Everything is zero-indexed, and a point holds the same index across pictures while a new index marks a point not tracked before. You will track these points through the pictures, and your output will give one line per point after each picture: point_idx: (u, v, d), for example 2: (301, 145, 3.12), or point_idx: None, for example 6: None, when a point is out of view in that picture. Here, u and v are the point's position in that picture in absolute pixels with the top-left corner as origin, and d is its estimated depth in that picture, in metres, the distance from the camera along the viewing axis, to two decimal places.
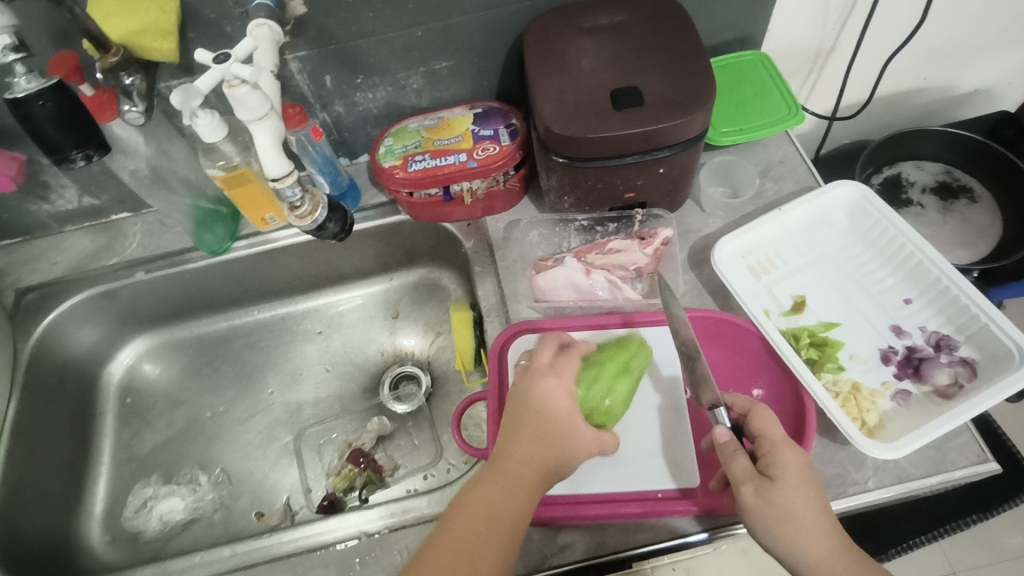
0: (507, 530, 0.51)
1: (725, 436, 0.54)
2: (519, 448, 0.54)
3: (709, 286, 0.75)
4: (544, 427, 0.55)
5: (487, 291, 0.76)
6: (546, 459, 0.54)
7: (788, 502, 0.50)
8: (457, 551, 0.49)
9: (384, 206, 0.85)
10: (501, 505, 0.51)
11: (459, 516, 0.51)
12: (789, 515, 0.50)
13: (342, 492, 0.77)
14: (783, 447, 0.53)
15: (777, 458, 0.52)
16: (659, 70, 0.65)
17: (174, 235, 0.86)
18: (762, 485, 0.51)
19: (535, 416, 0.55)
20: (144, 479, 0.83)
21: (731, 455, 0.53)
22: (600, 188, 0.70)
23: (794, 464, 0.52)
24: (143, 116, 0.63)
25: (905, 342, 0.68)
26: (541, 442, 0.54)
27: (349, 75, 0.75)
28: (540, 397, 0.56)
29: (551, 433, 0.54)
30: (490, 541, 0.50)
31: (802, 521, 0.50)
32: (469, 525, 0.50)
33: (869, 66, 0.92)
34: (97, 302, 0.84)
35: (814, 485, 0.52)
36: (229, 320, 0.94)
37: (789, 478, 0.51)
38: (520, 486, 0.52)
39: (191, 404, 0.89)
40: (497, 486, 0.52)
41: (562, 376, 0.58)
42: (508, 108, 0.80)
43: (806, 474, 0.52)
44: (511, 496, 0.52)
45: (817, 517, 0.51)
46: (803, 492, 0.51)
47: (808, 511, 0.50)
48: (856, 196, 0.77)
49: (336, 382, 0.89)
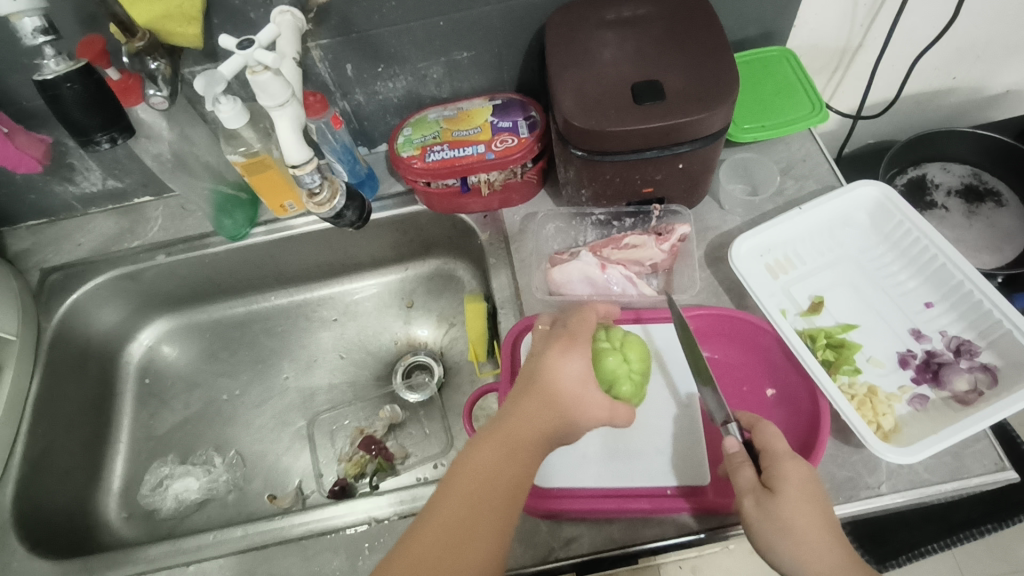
0: (507, 494, 0.49)
1: (734, 447, 0.55)
2: (527, 410, 0.53)
3: (726, 283, 0.74)
4: (552, 391, 0.54)
5: (502, 284, 0.77)
6: (552, 424, 0.53)
7: (786, 515, 0.50)
8: (457, 512, 0.48)
9: (402, 195, 0.85)
10: (504, 469, 0.50)
11: (460, 478, 0.50)
12: (784, 527, 0.50)
13: (354, 479, 0.79)
14: (785, 459, 0.53)
15: (780, 470, 0.52)
16: (682, 64, 0.64)
17: (194, 220, 0.87)
18: (763, 497, 0.52)
19: (546, 381, 0.54)
20: (160, 459, 0.85)
21: (738, 466, 0.54)
22: (619, 182, 0.70)
23: (795, 476, 0.52)
24: (168, 101, 0.64)
25: (924, 346, 0.67)
26: (549, 406, 0.53)
27: (370, 64, 0.75)
28: (552, 360, 0.55)
29: (560, 398, 0.53)
30: (491, 504, 0.49)
31: (804, 536, 0.50)
32: (471, 487, 0.49)
33: (897, 65, 0.91)
34: (120, 283, 0.86)
35: (819, 501, 0.51)
36: (246, 305, 0.96)
37: (789, 490, 0.51)
38: (522, 450, 0.51)
39: (208, 386, 0.90)
40: (500, 449, 0.51)
41: (569, 339, 0.57)
42: (528, 100, 0.80)
43: (810, 487, 0.52)
44: (514, 460, 0.51)
45: (820, 531, 0.50)
46: (805, 505, 0.50)
47: (807, 524, 0.50)
48: (879, 197, 0.75)
49: (350, 368, 0.90)
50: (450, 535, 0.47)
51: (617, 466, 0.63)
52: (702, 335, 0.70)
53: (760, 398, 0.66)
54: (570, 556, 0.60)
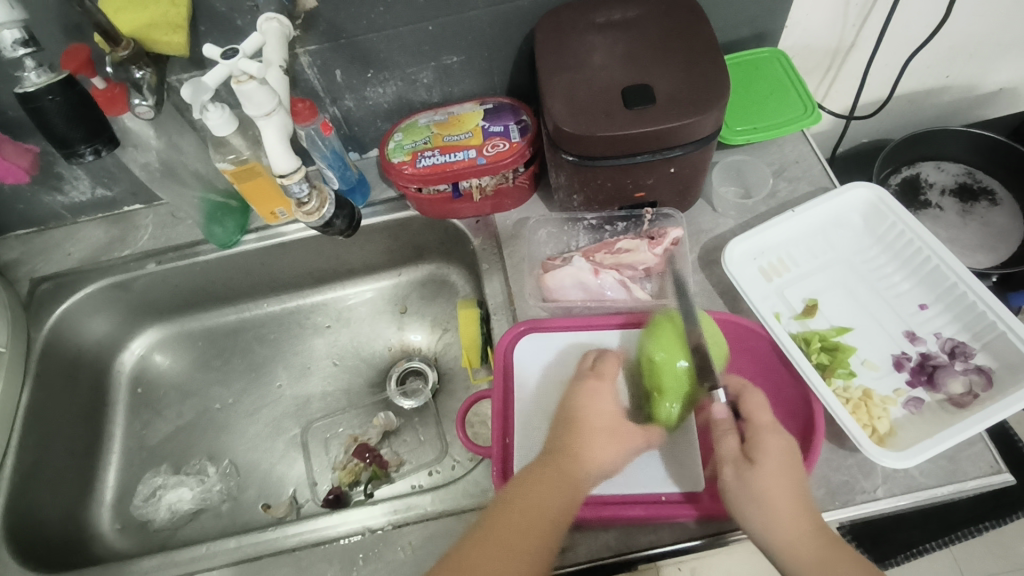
0: (551, 521, 0.52)
1: (721, 414, 0.57)
2: (574, 443, 0.56)
3: (720, 287, 0.73)
4: (596, 426, 0.57)
5: (495, 289, 0.76)
6: (598, 459, 0.56)
7: (762, 484, 0.52)
8: (503, 536, 0.51)
9: (393, 201, 0.85)
10: (549, 497, 0.53)
11: (508, 505, 0.53)
12: (762, 497, 0.52)
13: (348, 486, 0.78)
14: (766, 431, 0.55)
15: (760, 441, 0.55)
16: (673, 68, 0.64)
17: (185, 227, 0.86)
18: (742, 466, 0.54)
19: (588, 416, 0.58)
20: (152, 469, 0.84)
21: (723, 433, 0.56)
22: (610, 187, 0.69)
23: (775, 449, 0.54)
24: (154, 110, 0.63)
25: (919, 348, 0.67)
26: (595, 440, 0.56)
27: (359, 69, 0.75)
28: (591, 398, 0.59)
29: (603, 430, 0.57)
30: (536, 530, 0.51)
31: (776, 507, 0.52)
32: (518, 513, 0.52)
33: (890, 64, 0.90)
34: (110, 292, 0.85)
35: (794, 476, 0.53)
36: (239, 312, 0.95)
37: (768, 461, 0.53)
38: (568, 481, 0.54)
39: (201, 395, 0.89)
40: (546, 479, 0.54)
41: (602, 379, 0.61)
42: (519, 104, 0.79)
43: (786, 462, 0.54)
44: (558, 491, 0.53)
45: (794, 505, 0.52)
46: (781, 477, 0.53)
47: (781, 495, 0.52)
48: (872, 198, 0.75)
49: (344, 375, 0.90)
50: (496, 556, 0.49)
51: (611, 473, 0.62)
52: None
53: None
54: (566, 564, 0.60)
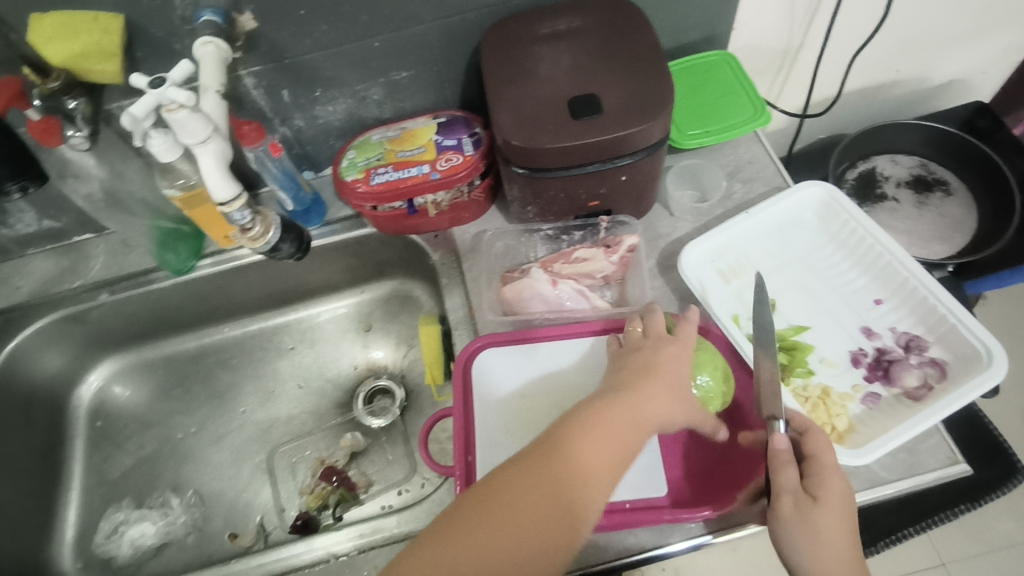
0: (602, 471, 0.50)
1: (783, 445, 0.53)
2: (647, 395, 0.54)
3: (679, 292, 0.73)
4: (669, 384, 0.56)
5: (455, 304, 0.75)
6: (664, 414, 0.54)
7: (821, 525, 0.51)
8: (545, 477, 0.49)
9: (350, 219, 0.84)
10: (607, 446, 0.51)
11: (560, 444, 0.51)
12: (821, 533, 0.51)
13: (316, 511, 0.77)
14: (833, 474, 0.52)
15: (824, 481, 0.52)
16: (618, 77, 0.64)
17: (137, 255, 0.84)
18: (802, 502, 0.52)
19: (667, 374, 0.56)
20: (115, 504, 0.82)
21: (781, 465, 0.53)
22: (564, 198, 0.69)
23: (839, 493, 0.52)
24: (88, 140, 0.64)
25: (875, 343, 0.68)
26: (662, 400, 0.54)
27: (306, 88, 0.74)
28: (671, 359, 0.58)
29: (672, 392, 0.55)
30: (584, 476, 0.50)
31: (830, 544, 0.51)
32: (568, 461, 0.50)
33: (838, 62, 0.92)
34: (63, 325, 0.83)
35: (850, 518, 0.52)
36: (200, 339, 0.93)
37: (833, 502, 0.52)
38: (631, 432, 0.52)
39: (164, 425, 0.87)
40: (608, 428, 0.52)
41: (683, 346, 0.59)
42: (472, 116, 0.79)
43: (847, 502, 0.52)
44: (619, 440, 0.52)
45: (845, 539, 0.52)
46: (840, 521, 0.51)
47: (837, 535, 0.51)
48: (825, 196, 0.76)
49: (309, 398, 0.88)
50: (535, 489, 0.48)
51: None
52: None
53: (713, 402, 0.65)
54: None
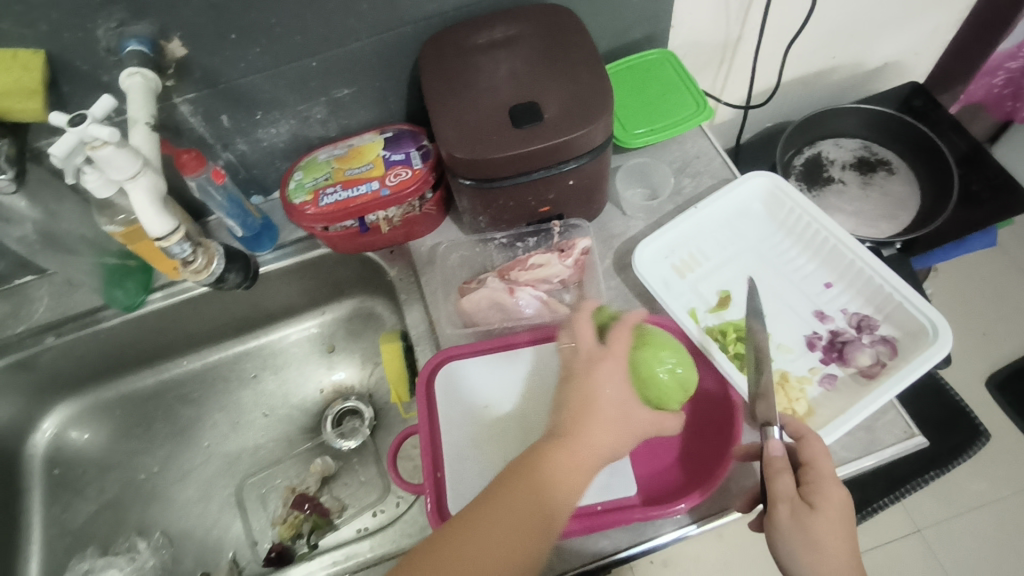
0: (560, 503, 0.51)
1: (778, 451, 0.53)
2: (589, 428, 0.53)
3: (636, 289, 0.74)
4: (608, 411, 0.54)
5: (415, 319, 0.75)
6: (610, 442, 0.53)
7: (819, 533, 0.50)
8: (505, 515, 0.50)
9: (303, 240, 0.82)
10: (564, 479, 0.51)
11: (518, 481, 0.51)
12: (821, 543, 0.50)
13: (290, 541, 0.75)
14: (829, 481, 0.52)
15: (822, 488, 0.52)
16: (556, 83, 0.64)
17: (82, 294, 0.81)
18: (801, 509, 0.51)
19: (604, 400, 0.54)
20: (78, 554, 0.79)
21: (777, 472, 0.52)
22: (514, 206, 0.69)
23: (837, 500, 0.51)
24: (14, 181, 0.61)
25: (828, 326, 0.69)
26: (609, 426, 0.53)
27: (246, 112, 0.72)
28: (604, 379, 0.55)
29: (613, 418, 0.54)
30: (541, 512, 0.50)
31: (828, 555, 0.50)
32: (525, 497, 0.50)
33: (777, 52, 0.94)
34: (8, 374, 0.79)
35: (848, 526, 0.51)
36: (158, 375, 0.90)
37: (831, 510, 0.51)
38: (582, 466, 0.52)
39: (125, 467, 0.85)
40: (563, 462, 0.52)
41: (615, 360, 0.56)
42: (418, 129, 0.78)
43: (845, 511, 0.51)
44: (575, 474, 0.52)
45: (843, 547, 0.51)
46: (839, 529, 0.50)
47: (835, 546, 0.50)
48: (769, 185, 0.77)
49: (275, 426, 0.87)
50: (496, 528, 0.49)
51: None
52: None
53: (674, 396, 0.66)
54: None
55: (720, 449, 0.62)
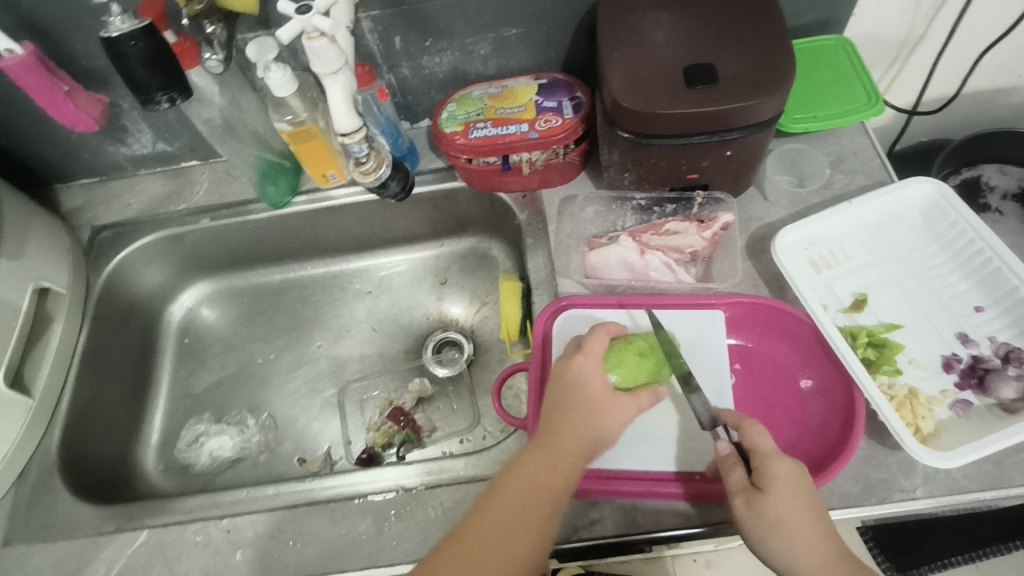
0: (551, 498, 0.52)
1: (727, 449, 0.56)
2: (563, 422, 0.55)
3: (766, 275, 0.72)
4: (586, 402, 0.56)
5: (538, 264, 0.76)
6: (589, 432, 0.55)
7: (776, 514, 0.51)
8: (502, 522, 0.50)
9: (441, 171, 0.85)
10: (548, 479, 0.52)
11: (506, 490, 0.52)
12: (784, 522, 0.50)
13: (381, 447, 0.80)
14: (774, 458, 0.53)
15: (768, 470, 0.52)
16: (735, 49, 0.63)
17: (238, 185, 0.89)
18: (753, 497, 0.52)
19: (574, 396, 0.56)
20: (196, 416, 0.87)
21: (728, 467, 0.55)
22: (664, 167, 0.69)
23: (784, 476, 0.52)
24: (223, 65, 0.65)
25: (971, 350, 0.65)
26: (582, 419, 0.55)
27: (418, 37, 0.75)
28: (576, 379, 0.58)
29: (587, 407, 0.56)
30: (537, 513, 0.51)
31: (791, 531, 0.50)
32: (518, 501, 0.51)
33: (959, 60, 0.87)
34: (165, 244, 0.88)
35: (808, 500, 0.52)
36: (284, 273, 0.97)
37: (784, 486, 0.51)
38: (564, 460, 0.53)
39: (243, 350, 0.92)
40: (545, 461, 0.53)
41: (588, 359, 0.59)
42: (574, 80, 0.79)
43: (800, 485, 0.52)
44: (557, 470, 0.53)
45: (810, 521, 0.51)
46: (794, 504, 0.51)
47: (798, 523, 0.51)
48: (933, 195, 0.73)
49: (381, 340, 0.91)
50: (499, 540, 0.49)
51: (645, 450, 0.62)
52: (734, 322, 0.69)
53: (795, 389, 0.65)
54: (596, 538, 0.60)
55: (832, 448, 0.61)
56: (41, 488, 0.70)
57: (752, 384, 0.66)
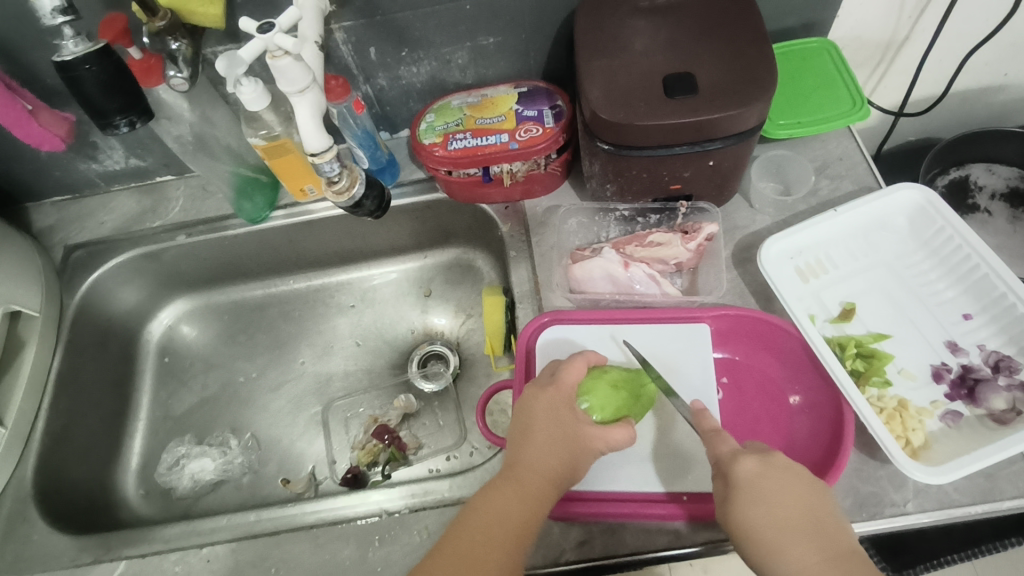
0: (515, 531, 0.51)
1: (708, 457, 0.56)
2: (530, 455, 0.54)
3: (753, 286, 0.71)
4: (555, 433, 0.55)
5: (521, 277, 0.75)
6: (556, 465, 0.54)
7: (740, 521, 0.50)
8: (464, 555, 0.50)
9: (422, 182, 0.84)
10: (512, 512, 0.52)
11: (470, 522, 0.52)
12: (757, 530, 0.49)
13: (366, 466, 0.79)
14: (734, 462, 0.52)
15: (729, 476, 0.52)
16: (717, 57, 0.62)
17: (214, 201, 0.87)
18: (722, 505, 0.52)
19: (545, 427, 0.55)
20: (177, 438, 0.85)
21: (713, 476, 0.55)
22: (646, 178, 0.67)
23: (743, 479, 0.51)
24: (188, 82, 0.63)
25: (960, 359, 0.64)
26: (553, 451, 0.54)
27: (394, 47, 0.74)
28: (549, 408, 0.56)
29: (556, 440, 0.55)
30: (499, 545, 0.50)
31: (760, 535, 0.49)
32: (482, 533, 0.51)
33: (945, 60, 0.86)
34: (140, 262, 0.86)
35: (777, 499, 0.50)
36: (265, 288, 0.95)
37: (747, 491, 0.51)
38: (529, 492, 0.52)
39: (225, 368, 0.91)
40: (511, 492, 0.52)
41: (560, 389, 0.58)
42: (554, 88, 0.77)
43: (764, 484, 0.51)
44: (522, 502, 0.52)
45: (790, 527, 0.49)
46: (756, 506, 0.50)
47: (766, 524, 0.49)
48: (920, 201, 0.72)
49: (366, 356, 0.90)
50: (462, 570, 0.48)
51: (632, 470, 0.61)
52: (721, 335, 0.68)
53: (784, 404, 0.64)
54: (584, 559, 0.59)
55: (821, 464, 0.60)
56: (16, 519, 0.68)
57: (740, 399, 0.65)
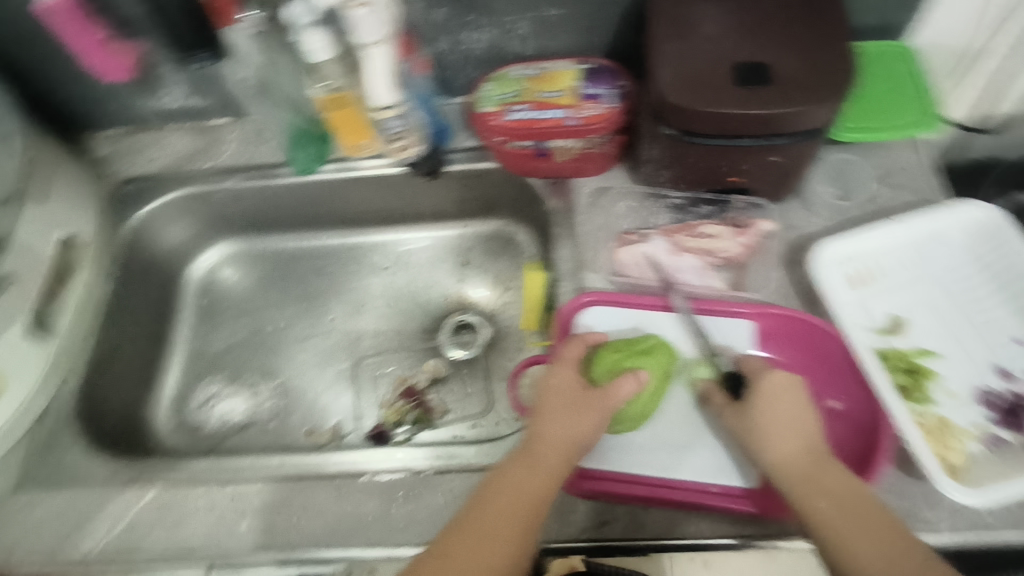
0: (531, 504, 0.52)
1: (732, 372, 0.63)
2: (543, 429, 0.56)
3: (800, 288, 0.70)
4: (565, 403, 0.57)
5: (565, 255, 0.74)
6: (567, 436, 0.55)
7: (755, 420, 0.56)
8: (483, 530, 0.51)
9: (474, 150, 0.83)
10: (526, 486, 0.53)
11: (489, 495, 0.53)
12: (763, 426, 0.56)
13: (392, 425, 0.81)
14: (764, 372, 0.59)
15: (758, 381, 0.58)
16: (791, 50, 0.60)
17: (267, 148, 0.87)
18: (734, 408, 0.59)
19: (553, 400, 0.57)
20: (210, 377, 0.87)
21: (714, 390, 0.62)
22: (704, 167, 0.66)
23: (770, 390, 0.57)
24: (261, 23, 0.68)
25: (1008, 385, 0.63)
26: (564, 419, 0.56)
27: (460, 11, 0.73)
28: (556, 384, 0.58)
29: (566, 409, 0.57)
30: (519, 514, 0.51)
31: (771, 430, 0.55)
32: (498, 505, 0.52)
33: None
34: (188, 202, 0.87)
35: (793, 406, 0.56)
36: (305, 241, 0.96)
37: (767, 397, 0.57)
38: (543, 466, 0.54)
39: (259, 314, 0.92)
40: (527, 464, 0.54)
41: (563, 364, 0.60)
42: (618, 67, 0.76)
43: (789, 393, 0.57)
44: (536, 476, 0.53)
45: (786, 429, 0.55)
46: (776, 410, 0.56)
47: (779, 422, 0.55)
48: (983, 218, 0.70)
49: (397, 317, 0.90)
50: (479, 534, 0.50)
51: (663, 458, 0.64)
52: (764, 334, 0.67)
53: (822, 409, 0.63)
54: (602, 538, 0.59)
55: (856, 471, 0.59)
56: (54, 437, 0.71)
57: None
